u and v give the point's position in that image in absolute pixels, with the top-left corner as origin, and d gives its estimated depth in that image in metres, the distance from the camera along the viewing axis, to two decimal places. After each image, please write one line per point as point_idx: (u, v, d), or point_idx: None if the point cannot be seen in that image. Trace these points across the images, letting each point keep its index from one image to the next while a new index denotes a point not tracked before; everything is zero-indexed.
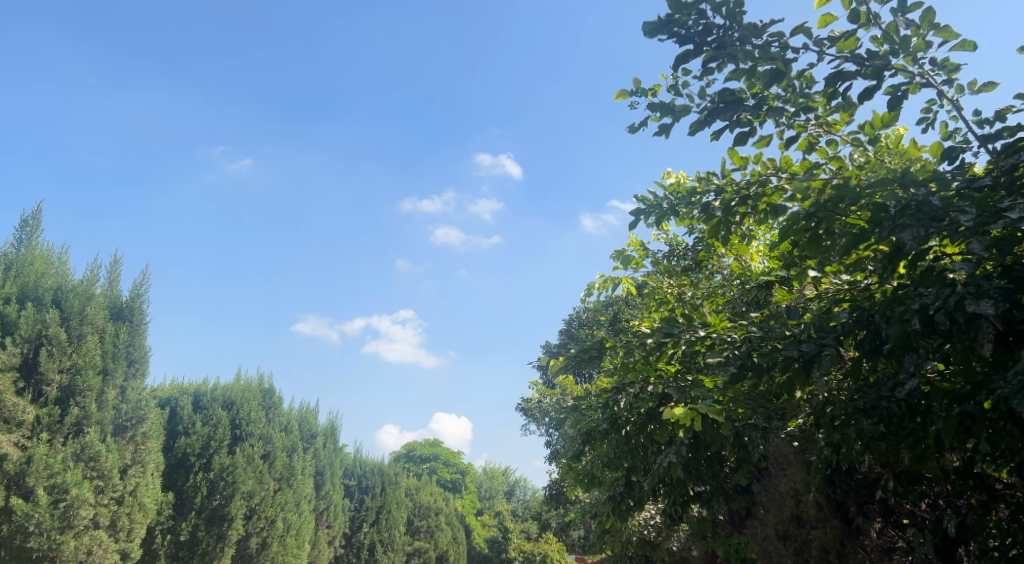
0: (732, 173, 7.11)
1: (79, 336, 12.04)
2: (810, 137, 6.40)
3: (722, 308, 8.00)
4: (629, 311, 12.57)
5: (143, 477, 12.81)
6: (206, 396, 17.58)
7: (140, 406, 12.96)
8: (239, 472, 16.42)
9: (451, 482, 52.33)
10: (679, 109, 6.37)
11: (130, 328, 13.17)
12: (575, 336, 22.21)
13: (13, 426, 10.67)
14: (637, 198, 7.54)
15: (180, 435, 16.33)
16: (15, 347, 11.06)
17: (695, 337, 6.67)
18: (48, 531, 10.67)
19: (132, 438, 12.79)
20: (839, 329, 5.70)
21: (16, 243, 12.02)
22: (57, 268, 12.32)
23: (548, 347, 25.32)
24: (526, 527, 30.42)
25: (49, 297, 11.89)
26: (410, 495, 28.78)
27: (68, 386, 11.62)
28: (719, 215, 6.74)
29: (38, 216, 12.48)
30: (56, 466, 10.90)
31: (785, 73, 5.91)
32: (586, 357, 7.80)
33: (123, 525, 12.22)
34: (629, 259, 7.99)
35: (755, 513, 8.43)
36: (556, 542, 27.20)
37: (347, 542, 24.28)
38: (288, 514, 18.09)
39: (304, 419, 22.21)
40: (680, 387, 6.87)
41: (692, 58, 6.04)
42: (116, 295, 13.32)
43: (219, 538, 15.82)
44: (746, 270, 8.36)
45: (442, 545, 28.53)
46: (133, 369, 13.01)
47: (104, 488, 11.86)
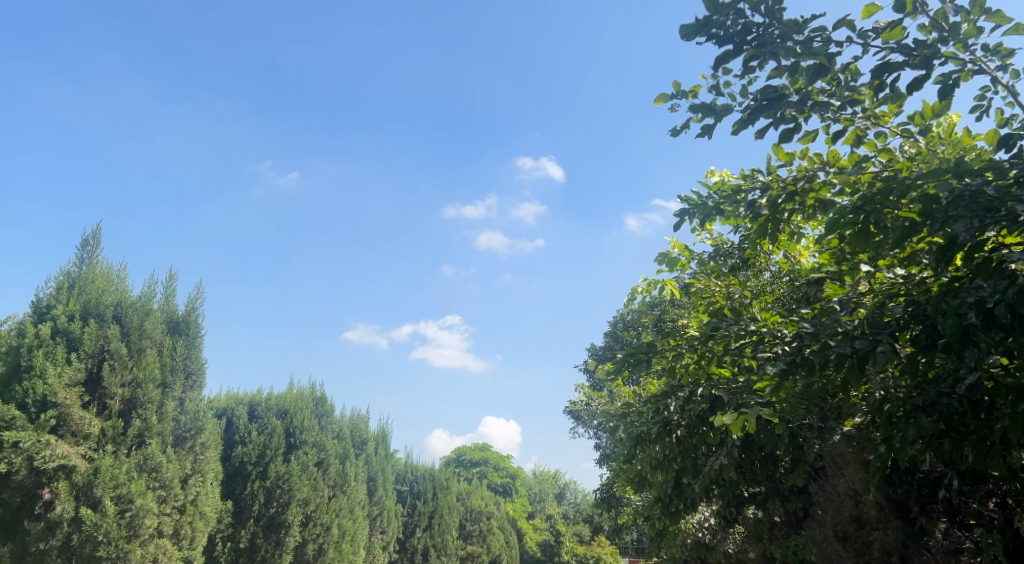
0: (778, 170, 7.07)
1: (139, 350, 12.43)
2: (858, 130, 6.29)
3: (771, 305, 7.91)
4: (675, 312, 12.49)
5: (203, 487, 13.13)
6: (261, 405, 17.99)
7: (198, 417, 13.25)
8: (295, 479, 16.74)
9: (501, 486, 52.32)
10: (721, 108, 6.38)
11: (187, 341, 13.50)
12: (621, 337, 22.03)
13: (81, 438, 11.13)
14: (681, 198, 7.56)
15: (236, 444, 16.81)
16: (80, 362, 11.49)
17: (744, 332, 6.78)
18: (116, 540, 11.02)
19: (191, 448, 13.09)
20: (893, 324, 5.63)
21: (78, 262, 12.41)
22: (117, 285, 12.72)
23: (594, 349, 25.16)
24: (579, 530, 30.23)
25: (111, 313, 12.29)
26: (461, 500, 28.92)
27: (131, 399, 11.99)
28: (766, 213, 6.73)
29: (97, 235, 12.89)
30: (121, 476, 11.27)
31: (829, 67, 5.85)
32: (634, 361, 7.71)
33: (186, 534, 12.56)
34: (674, 262, 8.01)
35: (812, 514, 8.26)
36: (609, 546, 26.91)
37: (401, 547, 24.52)
38: (343, 520, 18.29)
39: (354, 426, 22.55)
40: (731, 389, 6.84)
41: (733, 58, 6.02)
42: (173, 309, 13.70)
43: (278, 545, 16.13)
44: (795, 267, 8.24)
45: (495, 549, 28.49)
46: (191, 382, 13.34)
47: (167, 498, 12.19)
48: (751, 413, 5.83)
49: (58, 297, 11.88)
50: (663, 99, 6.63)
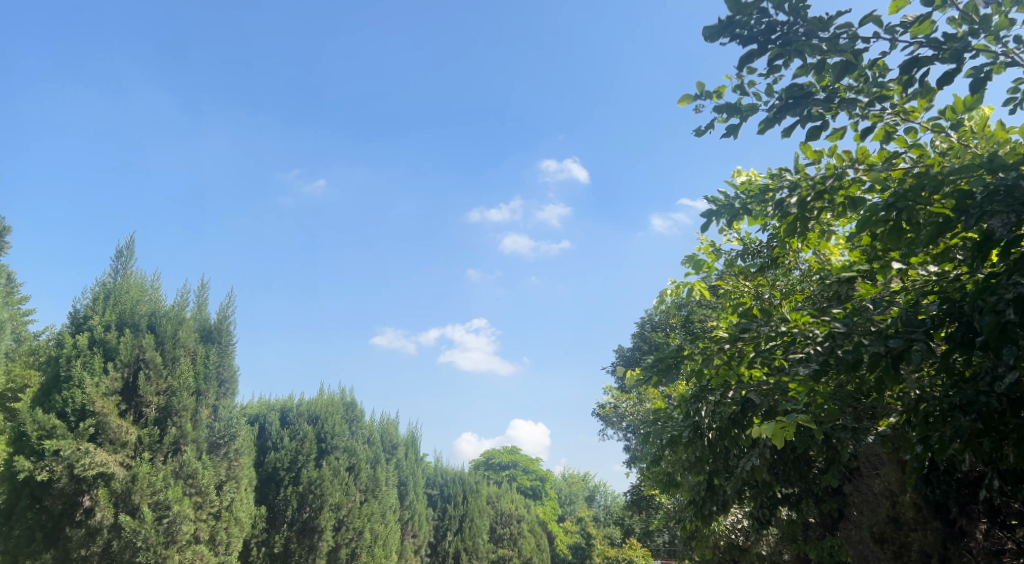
0: (806, 168, 7.01)
1: (173, 359, 12.63)
2: (887, 126, 6.22)
3: (802, 304, 7.82)
4: (703, 312, 12.41)
5: (237, 492, 13.30)
6: (292, 411, 18.18)
7: (232, 424, 13.40)
8: (327, 485, 16.89)
9: (531, 489, 52.22)
10: (746, 108, 6.41)
11: (219, 349, 13.69)
12: (649, 339, 21.92)
13: (118, 446, 11.35)
14: (708, 199, 7.54)
15: (269, 450, 17.06)
16: (116, 372, 11.73)
17: (775, 334, 6.75)
18: (154, 546, 11.20)
19: (226, 455, 13.25)
20: (928, 322, 5.57)
21: (113, 273, 12.65)
22: (151, 295, 12.95)
23: (622, 351, 25.02)
24: (609, 533, 30.05)
25: (145, 322, 12.51)
26: (491, 503, 28.95)
27: (166, 407, 12.20)
28: (795, 212, 6.63)
29: (131, 247, 13.13)
30: (158, 483, 11.45)
31: (856, 64, 5.81)
32: (664, 367, 7.79)
33: (222, 539, 12.74)
34: (701, 264, 8.00)
35: (848, 515, 8.14)
36: (642, 549, 26.71)
37: (434, 552, 24.51)
38: (375, 525, 18.38)
39: (385, 430, 22.68)
40: (762, 391, 6.81)
41: (757, 58, 6.00)
42: (206, 318, 13.90)
43: (312, 550, 16.29)
44: (825, 264, 8.14)
45: (527, 553, 28.42)
46: (223, 389, 13.50)
47: (203, 504, 12.36)
48: (788, 418, 5.81)
49: (94, 307, 12.11)
50: (688, 100, 6.71)
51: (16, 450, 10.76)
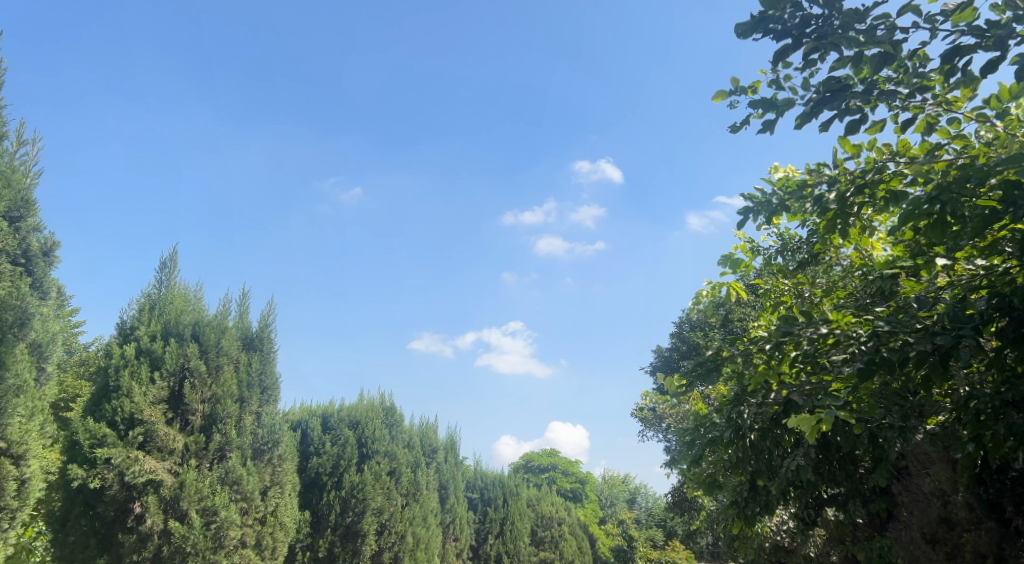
0: (846, 163, 6.92)
1: (217, 367, 12.85)
2: (929, 118, 6.09)
3: (844, 302, 7.67)
4: (742, 311, 12.27)
5: (282, 497, 13.47)
6: (333, 417, 18.37)
7: (274, 430, 13.58)
8: (369, 489, 17.04)
9: (571, 491, 52.03)
10: (782, 103, 6.38)
11: (261, 356, 13.88)
12: (687, 339, 21.66)
13: (166, 454, 11.62)
14: (745, 196, 7.47)
15: (312, 455, 17.38)
16: (162, 381, 12.00)
17: (817, 335, 6.63)
18: (202, 551, 11.42)
19: (270, 461, 13.43)
20: (976, 318, 5.47)
21: (158, 284, 12.93)
22: (194, 305, 13.21)
23: (660, 352, 24.79)
24: (652, 535, 29.67)
25: (189, 331, 12.76)
26: (532, 506, 28.91)
27: (211, 414, 12.44)
28: (835, 207, 6.58)
29: (174, 258, 13.41)
30: (205, 490, 11.69)
31: (895, 55, 5.70)
32: (703, 371, 7.73)
33: (268, 544, 12.92)
34: (739, 263, 7.93)
35: (897, 515, 7.89)
36: (685, 550, 26.39)
37: (474, 553, 24.85)
38: (417, 529, 18.47)
39: (424, 434, 22.81)
40: (805, 391, 6.73)
41: (792, 53, 5.93)
42: (247, 326, 14.11)
43: (355, 554, 16.45)
44: (868, 260, 7.95)
45: (568, 556, 28.28)
46: (267, 396, 13.68)
47: (249, 509, 12.56)
48: (823, 414, 5.72)
49: (140, 318, 12.39)
50: (722, 97, 6.69)
51: (69, 458, 11.06)
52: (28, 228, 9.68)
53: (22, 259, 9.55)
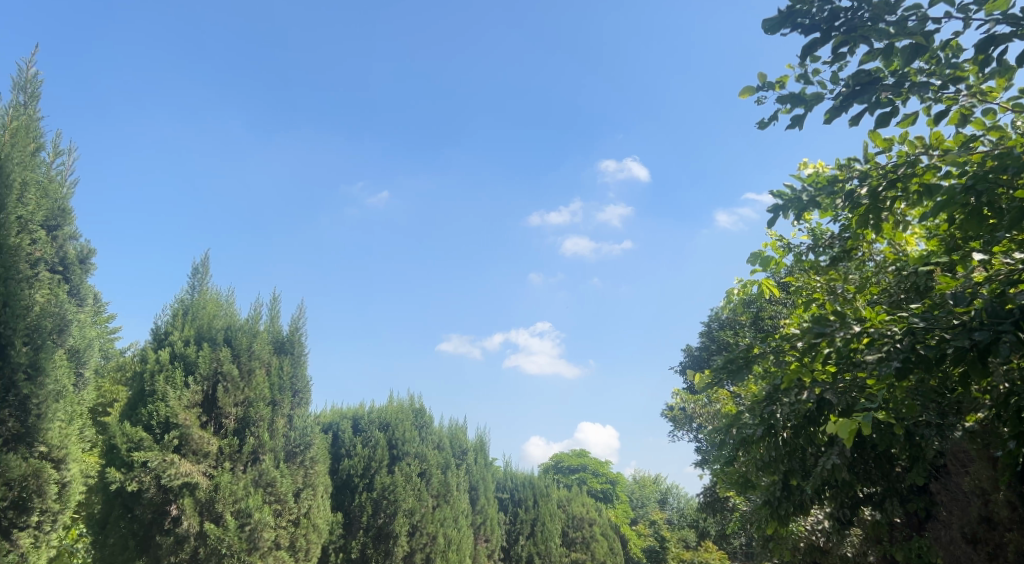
0: (877, 157, 6.83)
1: (249, 370, 13.01)
2: (963, 109, 5.98)
3: (877, 298, 7.55)
4: (773, 309, 12.12)
5: (314, 499, 13.57)
6: (363, 419, 18.51)
7: (307, 433, 13.69)
8: (400, 490, 17.13)
9: (601, 492, 51.84)
10: (810, 98, 6.32)
11: (292, 360, 14.00)
12: (717, 338, 21.48)
13: (201, 457, 11.79)
14: (774, 193, 7.41)
15: (343, 457, 17.54)
16: (197, 385, 12.18)
17: (850, 335, 6.55)
18: (238, 552, 11.55)
19: (302, 463, 13.55)
20: (1015, 313, 5.38)
21: (190, 289, 13.13)
22: (226, 310, 13.39)
23: (689, 351, 24.62)
24: (684, 536, 29.34)
25: (222, 336, 12.92)
26: (562, 507, 28.86)
27: (244, 417, 12.60)
28: (867, 202, 6.49)
29: (206, 263, 13.61)
30: (239, 492, 11.84)
31: (926, 46, 5.61)
32: (733, 368, 7.62)
33: (302, 546, 13.03)
34: (769, 260, 7.85)
35: (936, 514, 7.67)
36: (718, 551, 26.13)
37: (506, 554, 25.05)
38: (448, 530, 18.51)
39: (454, 436, 22.89)
40: (839, 389, 6.65)
41: (821, 47, 5.85)
42: (278, 330, 14.25)
43: (387, 555, 16.55)
44: (901, 255, 7.81)
45: (600, 556, 28.16)
46: (298, 398, 13.78)
47: (282, 511, 12.69)
48: (861, 418, 5.62)
49: (174, 323, 12.58)
50: (749, 93, 6.63)
51: (108, 462, 11.27)
52: (65, 237, 9.89)
53: (60, 267, 9.76)
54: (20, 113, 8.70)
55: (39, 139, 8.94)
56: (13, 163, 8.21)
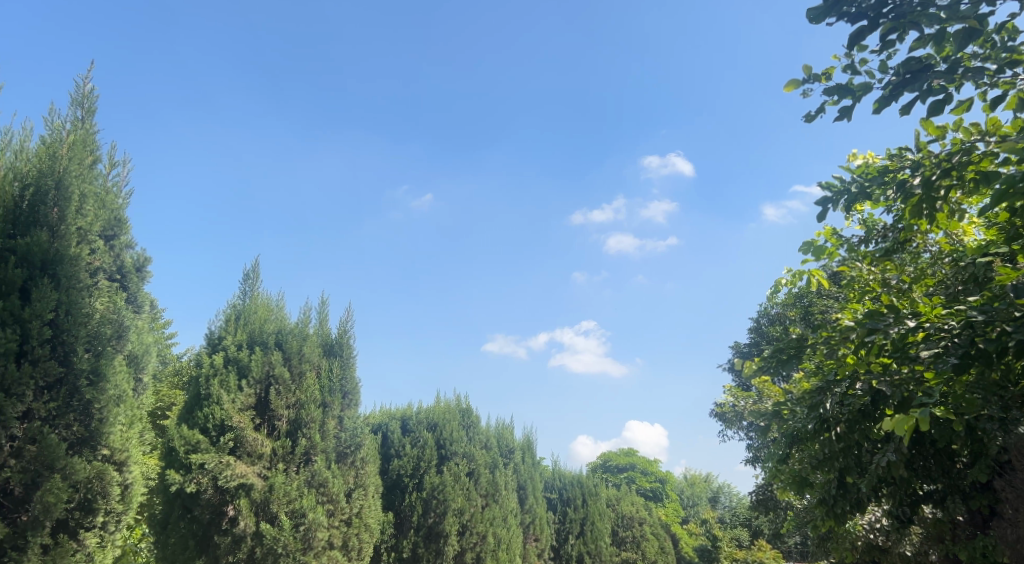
0: (931, 145, 6.65)
1: (300, 373, 13.22)
2: (1021, 93, 5.77)
3: (934, 290, 7.32)
4: (823, 304, 11.85)
5: (366, 499, 13.74)
6: (411, 419, 18.66)
7: (357, 434, 13.85)
8: (449, 490, 17.24)
9: (651, 491, 51.41)
10: (858, 87, 6.18)
11: (342, 362, 14.13)
12: (766, 333, 21.11)
13: (256, 458, 12.06)
14: (823, 184, 7.29)
15: (393, 458, 17.74)
16: (250, 389, 12.45)
17: (904, 329, 6.42)
18: (293, 552, 11.74)
19: (353, 464, 13.73)
20: None
21: (242, 295, 13.43)
22: (277, 314, 13.65)
23: (738, 347, 24.24)
24: (737, 535, 28.86)
25: (273, 340, 13.17)
26: (612, 506, 28.72)
27: (296, 419, 12.83)
28: (920, 192, 6.32)
29: (257, 269, 13.89)
30: (293, 493, 12.07)
31: (981, 29, 5.43)
32: (783, 358, 7.72)
33: (354, 545, 13.22)
34: (822, 250, 7.70)
35: (1001, 513, 7.36)
36: (771, 550, 25.66)
37: (556, 554, 25.07)
38: (497, 529, 18.56)
39: (501, 436, 22.95)
40: (894, 381, 6.51)
41: (869, 35, 5.72)
42: (327, 333, 14.44)
43: (438, 554, 16.67)
44: (958, 245, 7.56)
45: (651, 556, 27.94)
46: (348, 400, 13.93)
47: (335, 511, 12.86)
48: (918, 413, 5.44)
49: (227, 328, 12.89)
50: (794, 85, 6.53)
51: (167, 464, 11.60)
52: (122, 246, 10.24)
53: (118, 275, 10.09)
54: (78, 127, 8.98)
55: (95, 153, 9.20)
56: (71, 176, 8.50)
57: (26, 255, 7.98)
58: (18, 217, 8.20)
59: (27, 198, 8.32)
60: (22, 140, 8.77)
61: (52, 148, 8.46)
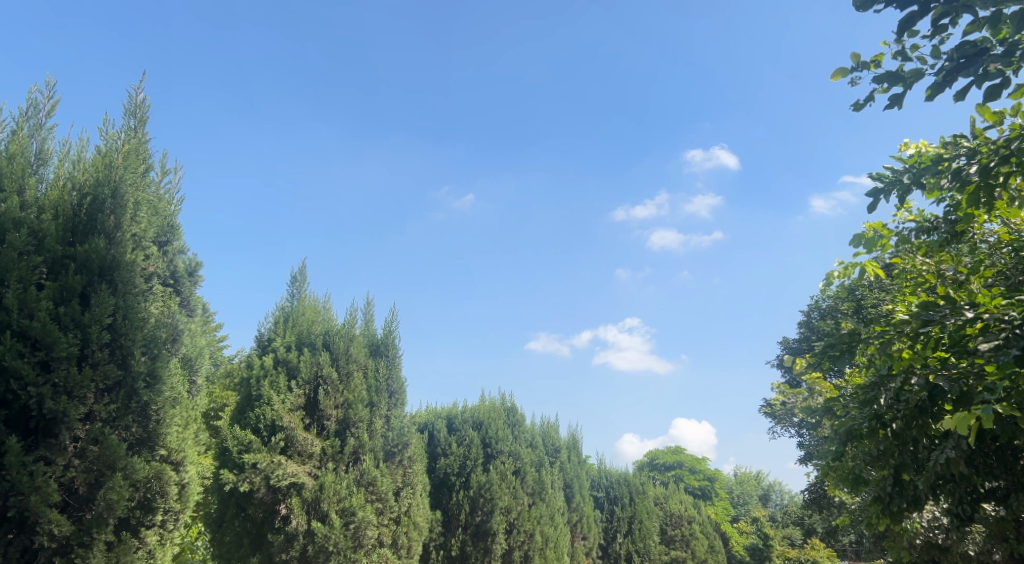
0: (987, 131, 6.43)
1: (347, 373, 13.40)
2: None
3: (993, 280, 7.05)
4: (877, 298, 11.55)
5: (414, 498, 13.85)
6: (457, 418, 18.75)
7: (404, 433, 13.97)
8: (496, 489, 17.28)
9: (699, 489, 50.80)
10: (910, 74, 6.01)
11: (387, 362, 14.27)
12: (817, 328, 20.65)
13: (306, 458, 12.27)
14: (874, 174, 7.12)
15: (440, 456, 17.86)
16: (299, 389, 12.66)
17: (961, 320, 6.27)
18: (344, 550, 11.90)
19: (400, 462, 13.85)
20: None
21: (290, 297, 13.70)
22: (324, 315, 13.86)
23: (787, 343, 23.78)
24: (789, 533, 28.31)
25: (320, 341, 13.37)
26: (659, 504, 28.45)
27: (344, 419, 13.00)
28: (977, 179, 6.13)
29: (303, 271, 14.14)
30: (343, 491, 12.23)
31: None
32: (835, 354, 7.56)
33: (403, 543, 13.36)
34: (874, 242, 7.50)
35: None
36: (825, 548, 25.11)
37: (604, 552, 24.98)
38: (545, 527, 18.56)
39: (546, 434, 22.94)
40: (953, 376, 6.33)
41: (920, 20, 5.56)
42: (373, 334, 14.60)
43: (487, 553, 16.75)
44: (1018, 234, 7.28)
45: (701, 555, 27.62)
46: (394, 400, 14.07)
47: (384, 509, 13.00)
48: (980, 410, 5.27)
49: (276, 330, 13.15)
50: (842, 74, 6.39)
51: (221, 464, 11.88)
52: (174, 251, 10.51)
53: (171, 280, 10.34)
54: (131, 137, 9.22)
55: (148, 161, 9.43)
56: (126, 185, 8.73)
57: (85, 262, 8.25)
58: (77, 226, 8.49)
59: (85, 207, 8.59)
60: (79, 150, 9.06)
61: (108, 157, 8.70)
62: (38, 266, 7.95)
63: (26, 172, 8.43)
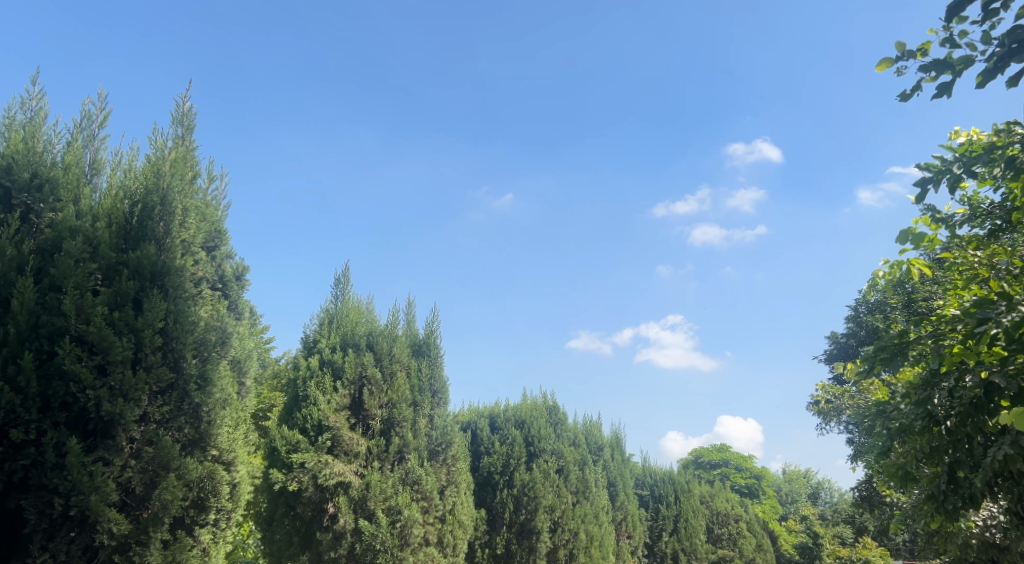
0: None
1: (391, 373, 13.55)
2: None
3: None
4: (928, 292, 11.24)
5: (458, 496, 13.95)
6: (500, 417, 18.80)
7: (447, 432, 14.08)
8: (539, 487, 17.31)
9: (746, 487, 50.14)
10: (959, 62, 5.86)
11: (430, 362, 14.37)
12: (865, 323, 20.21)
13: (352, 457, 12.43)
14: (923, 165, 6.96)
15: (483, 455, 17.94)
16: (344, 389, 12.85)
17: (1018, 316, 6.08)
18: (390, 548, 12.04)
19: (444, 461, 13.97)
20: None
21: (334, 298, 13.86)
22: (367, 316, 14.02)
23: (834, 338, 23.32)
24: (839, 531, 27.77)
25: (365, 341, 13.54)
26: (705, 502, 28.15)
27: (389, 419, 13.15)
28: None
29: (347, 273, 14.29)
30: (388, 490, 12.41)
31: None
32: (886, 355, 7.35)
33: (449, 541, 13.48)
34: (922, 236, 7.33)
35: None
36: (877, 547, 24.59)
37: (650, 552, 24.79)
38: (589, 526, 18.50)
39: (589, 432, 22.86)
40: (1010, 373, 6.15)
41: (969, 5, 5.41)
42: (416, 334, 14.72)
43: (531, 550, 16.77)
44: None
45: (748, 553, 27.28)
46: (437, 399, 14.19)
47: (429, 508, 13.12)
48: None
49: (321, 332, 13.33)
50: (887, 64, 6.25)
51: (270, 464, 12.08)
52: (222, 255, 10.75)
53: (220, 284, 10.57)
54: (179, 144, 9.46)
55: (195, 168, 9.65)
56: (174, 192, 8.96)
57: (138, 268, 8.50)
58: (129, 233, 8.74)
59: (136, 214, 8.85)
60: (130, 159, 9.34)
61: (156, 165, 8.94)
62: (93, 273, 8.21)
63: (80, 181, 8.67)
